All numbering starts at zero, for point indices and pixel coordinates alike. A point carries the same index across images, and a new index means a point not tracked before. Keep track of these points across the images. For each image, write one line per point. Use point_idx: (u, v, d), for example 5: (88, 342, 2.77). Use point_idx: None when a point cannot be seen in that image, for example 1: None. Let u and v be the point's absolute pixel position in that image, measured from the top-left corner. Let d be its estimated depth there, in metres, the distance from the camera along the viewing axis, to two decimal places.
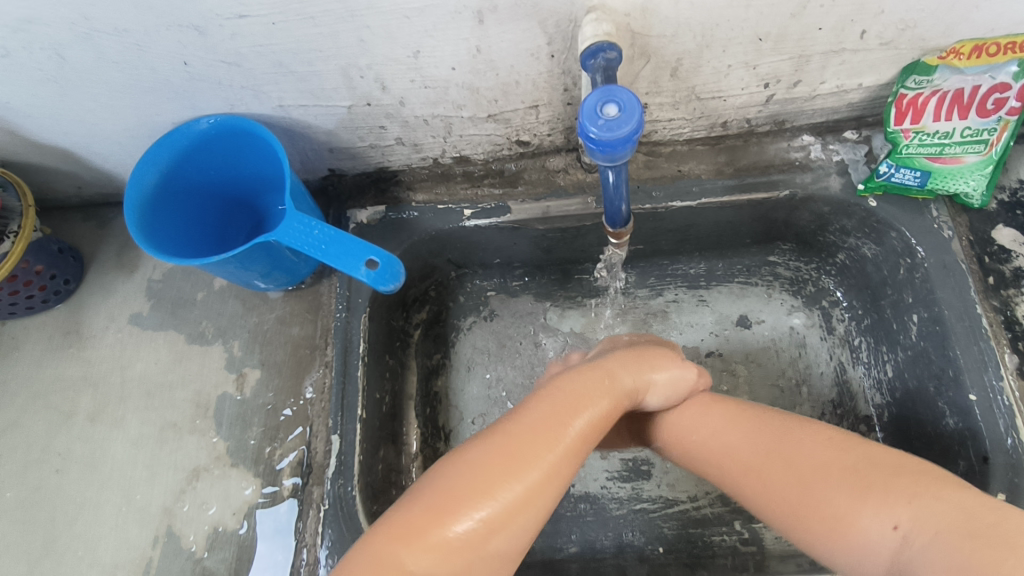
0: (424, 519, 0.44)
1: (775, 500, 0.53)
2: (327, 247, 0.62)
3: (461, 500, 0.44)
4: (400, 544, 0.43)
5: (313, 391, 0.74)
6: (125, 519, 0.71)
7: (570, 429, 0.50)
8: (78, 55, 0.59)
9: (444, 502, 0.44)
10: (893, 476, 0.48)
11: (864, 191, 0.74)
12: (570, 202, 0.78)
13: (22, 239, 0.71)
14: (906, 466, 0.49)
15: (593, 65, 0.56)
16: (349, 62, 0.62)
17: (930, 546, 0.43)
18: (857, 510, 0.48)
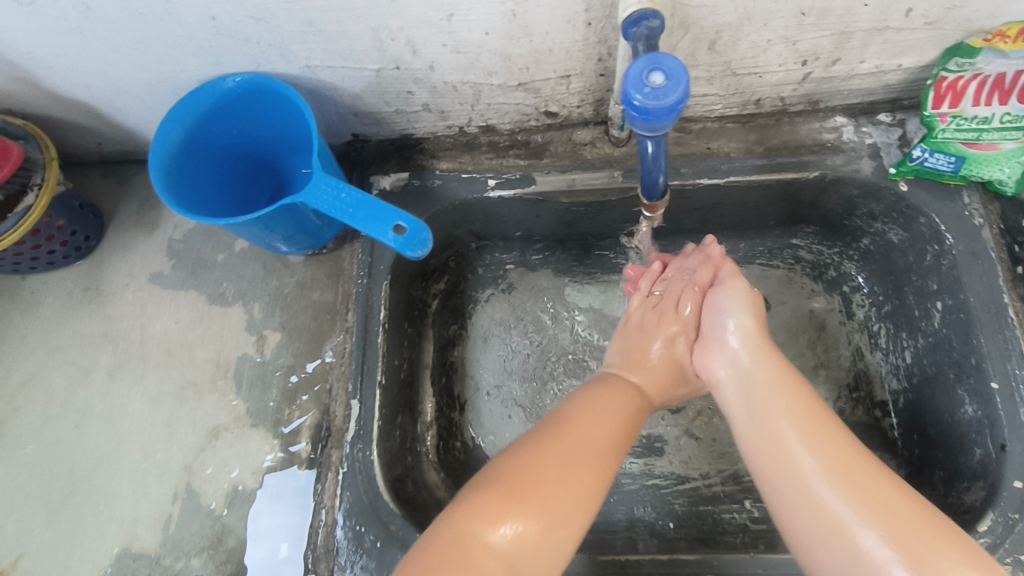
0: (492, 510, 0.51)
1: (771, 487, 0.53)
2: (354, 210, 0.61)
3: (523, 500, 0.51)
4: (473, 529, 0.50)
5: (333, 355, 0.75)
6: (145, 475, 0.72)
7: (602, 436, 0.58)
8: (105, 5, 0.58)
9: (511, 496, 0.51)
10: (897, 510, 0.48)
11: (895, 175, 0.73)
12: (597, 175, 0.77)
13: (45, 192, 0.70)
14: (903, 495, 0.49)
15: (635, 34, 0.54)
16: (382, 22, 0.61)
17: None
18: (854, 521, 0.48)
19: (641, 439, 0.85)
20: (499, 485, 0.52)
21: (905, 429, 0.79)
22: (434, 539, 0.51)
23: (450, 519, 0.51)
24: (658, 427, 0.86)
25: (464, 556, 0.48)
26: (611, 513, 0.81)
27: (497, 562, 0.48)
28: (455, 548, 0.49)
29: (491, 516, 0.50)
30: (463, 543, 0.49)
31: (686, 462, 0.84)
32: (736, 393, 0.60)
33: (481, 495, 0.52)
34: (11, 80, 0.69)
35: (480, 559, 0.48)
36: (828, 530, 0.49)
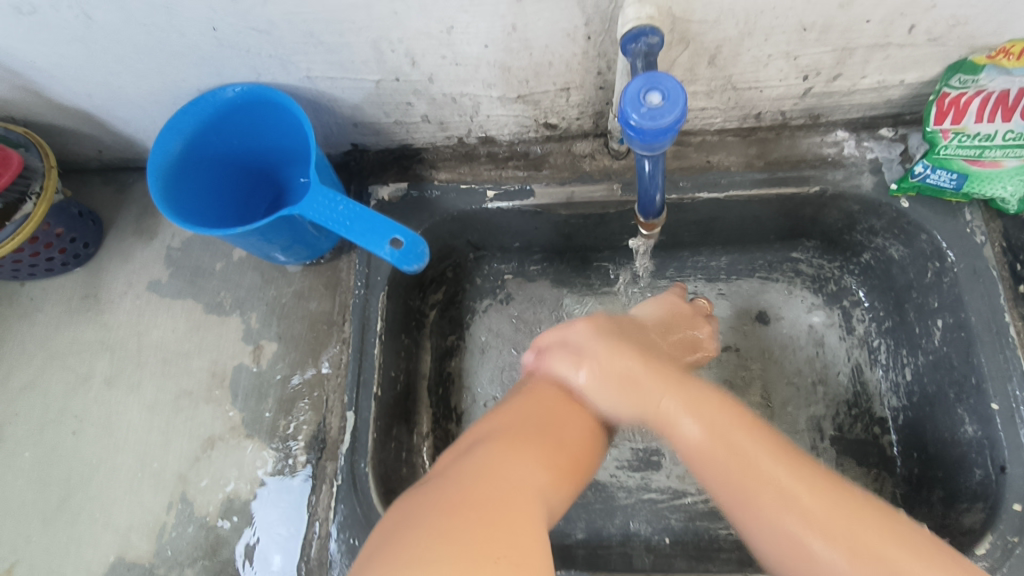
0: (523, 446, 0.49)
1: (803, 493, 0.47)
2: (351, 223, 0.61)
3: (548, 449, 0.50)
4: (506, 457, 0.48)
5: (330, 366, 0.74)
6: (140, 483, 0.72)
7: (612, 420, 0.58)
8: (105, 15, 0.58)
9: (537, 442, 0.50)
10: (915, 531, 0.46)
11: (897, 191, 0.73)
12: (596, 188, 0.77)
13: (44, 200, 0.70)
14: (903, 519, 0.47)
15: (634, 51, 0.53)
16: (381, 34, 0.60)
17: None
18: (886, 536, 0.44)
19: (637, 453, 0.85)
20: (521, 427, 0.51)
21: (904, 446, 0.78)
22: (454, 475, 0.46)
23: (489, 450, 0.48)
24: (655, 441, 0.85)
25: (496, 480, 0.45)
26: (607, 527, 0.81)
27: (536, 488, 0.46)
28: (492, 473, 0.46)
29: (524, 452, 0.48)
30: (497, 471, 0.46)
31: (683, 476, 0.83)
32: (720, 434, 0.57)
33: (509, 434, 0.50)
34: (11, 89, 0.69)
35: (521, 486, 0.45)
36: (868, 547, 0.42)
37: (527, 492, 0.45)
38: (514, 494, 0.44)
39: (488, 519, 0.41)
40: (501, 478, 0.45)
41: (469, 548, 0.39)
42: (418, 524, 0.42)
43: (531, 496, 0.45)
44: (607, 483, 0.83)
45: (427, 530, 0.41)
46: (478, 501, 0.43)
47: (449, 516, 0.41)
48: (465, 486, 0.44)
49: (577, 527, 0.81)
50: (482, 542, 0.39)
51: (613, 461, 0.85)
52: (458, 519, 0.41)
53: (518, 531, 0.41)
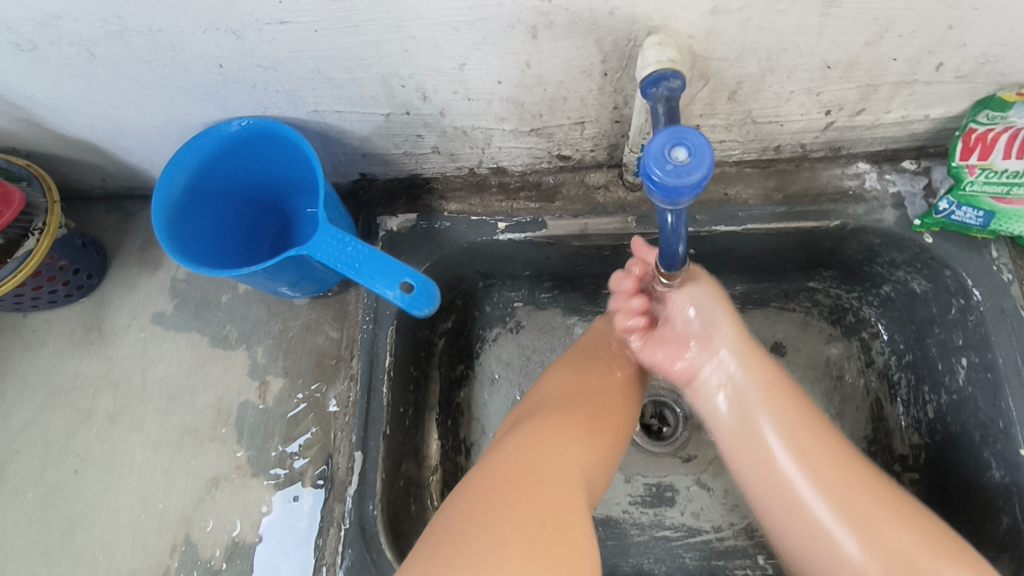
0: (541, 436, 0.59)
1: (767, 483, 0.60)
2: (360, 265, 0.60)
3: (566, 438, 0.59)
4: (534, 449, 0.57)
5: (338, 405, 0.73)
6: (143, 524, 0.71)
7: (618, 404, 0.67)
8: (110, 52, 0.56)
9: (550, 433, 0.59)
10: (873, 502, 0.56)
11: (920, 227, 0.71)
12: (610, 220, 0.75)
13: (47, 237, 0.69)
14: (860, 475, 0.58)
15: (655, 95, 0.51)
16: (391, 71, 0.59)
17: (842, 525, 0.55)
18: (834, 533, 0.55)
19: (650, 488, 0.82)
20: (540, 425, 0.60)
21: (926, 486, 0.76)
22: (484, 472, 0.55)
23: (517, 445, 0.58)
24: (669, 475, 0.83)
25: (525, 473, 0.54)
26: (620, 566, 0.79)
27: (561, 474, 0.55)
28: (525, 462, 0.55)
29: (549, 443, 0.58)
30: (525, 462, 0.55)
31: (698, 513, 0.81)
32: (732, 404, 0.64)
33: (530, 432, 0.59)
34: (14, 121, 0.68)
35: (553, 468, 0.55)
36: (780, 499, 0.59)
37: (556, 476, 0.55)
38: (545, 483, 0.53)
39: (522, 500, 0.51)
40: (530, 466, 0.55)
41: (506, 527, 0.49)
42: (453, 521, 0.51)
43: (560, 484, 0.54)
44: (620, 519, 0.81)
45: (468, 518, 0.50)
46: (513, 486, 0.52)
47: (484, 505, 0.51)
48: (499, 477, 0.54)
49: None
50: (513, 523, 0.49)
51: (626, 496, 0.82)
52: (493, 502, 0.51)
53: (562, 519, 0.51)
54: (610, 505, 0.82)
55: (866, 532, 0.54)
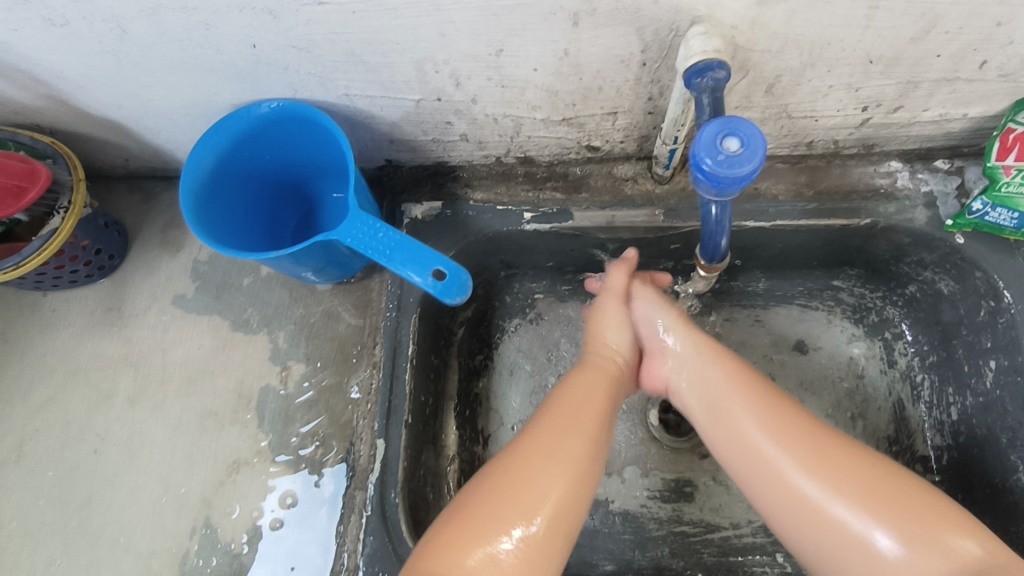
0: (474, 520, 0.54)
1: (774, 487, 0.57)
2: (392, 252, 0.59)
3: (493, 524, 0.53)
4: (465, 530, 0.54)
5: (360, 392, 0.72)
6: (162, 507, 0.70)
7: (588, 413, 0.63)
8: (141, 30, 0.55)
9: (465, 526, 0.54)
10: (846, 480, 0.54)
11: (953, 227, 0.70)
12: (637, 213, 0.75)
13: (71, 215, 0.68)
14: (824, 454, 0.56)
15: (699, 85, 0.51)
16: (425, 56, 0.58)
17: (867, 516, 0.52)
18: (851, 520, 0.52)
19: (669, 483, 0.82)
20: (470, 515, 0.55)
21: (948, 487, 0.76)
22: (448, 521, 0.55)
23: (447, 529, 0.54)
24: (688, 471, 0.83)
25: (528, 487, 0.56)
26: (638, 560, 0.78)
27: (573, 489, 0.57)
28: (464, 523, 0.54)
29: (486, 536, 0.53)
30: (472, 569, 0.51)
31: (717, 509, 0.81)
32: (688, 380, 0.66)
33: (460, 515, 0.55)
34: (40, 98, 0.67)
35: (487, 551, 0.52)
36: (778, 478, 0.56)
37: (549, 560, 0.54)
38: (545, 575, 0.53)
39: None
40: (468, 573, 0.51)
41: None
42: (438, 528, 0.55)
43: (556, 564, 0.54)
44: (638, 513, 0.81)
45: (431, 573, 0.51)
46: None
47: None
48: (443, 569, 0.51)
49: (607, 559, 0.78)
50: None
51: (645, 490, 0.82)
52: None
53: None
54: (627, 499, 0.82)
55: (883, 515, 0.52)
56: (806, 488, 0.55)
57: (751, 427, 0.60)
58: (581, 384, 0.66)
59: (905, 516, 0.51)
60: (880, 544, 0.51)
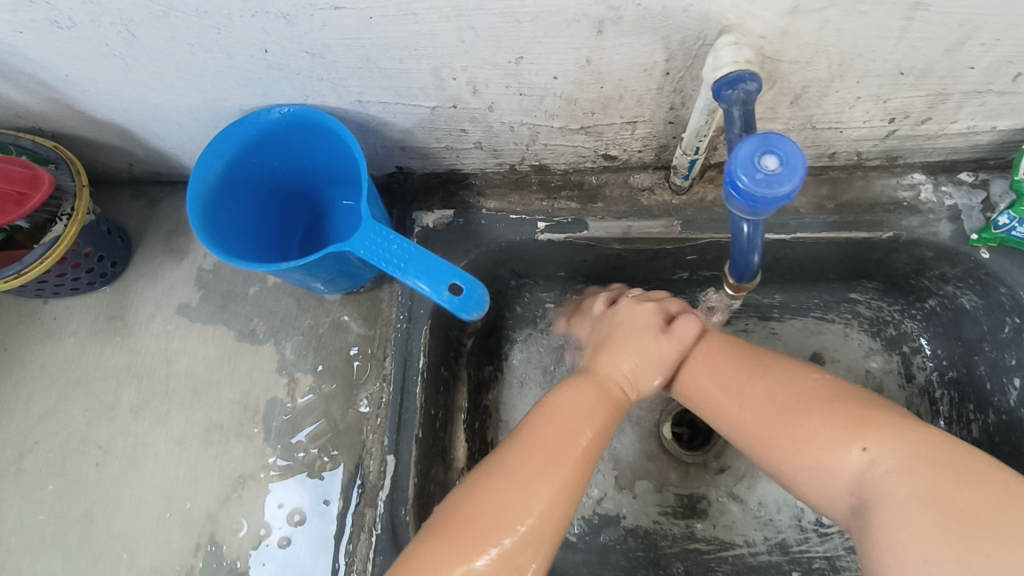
0: None
1: (760, 441, 0.55)
2: (406, 265, 0.57)
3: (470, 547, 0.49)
4: None
5: (369, 406, 0.71)
6: (166, 522, 0.68)
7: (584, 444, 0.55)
8: (150, 33, 0.54)
9: None
10: (865, 409, 0.52)
11: (977, 241, 0.68)
12: (654, 223, 0.73)
13: (74, 222, 0.66)
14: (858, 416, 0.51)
15: (730, 97, 0.49)
16: (442, 62, 0.56)
17: (893, 468, 0.47)
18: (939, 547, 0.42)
19: (683, 499, 0.81)
20: None
21: None
22: None
23: None
24: (701, 487, 0.81)
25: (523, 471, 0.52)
26: None
27: (601, 425, 0.57)
28: None
29: None
30: None
31: (732, 527, 0.79)
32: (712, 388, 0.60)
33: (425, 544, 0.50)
34: (43, 101, 0.65)
35: None
36: (826, 462, 0.51)
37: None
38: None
39: None
40: None
41: None
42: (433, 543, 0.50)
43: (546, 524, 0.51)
44: (651, 530, 0.79)
45: None
46: None
47: None
48: None
49: None
50: None
51: (658, 506, 0.80)
52: None
53: None
54: (639, 515, 0.80)
55: (919, 470, 0.46)
56: (800, 450, 0.52)
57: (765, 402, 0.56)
58: (564, 400, 0.58)
59: (986, 499, 0.43)
60: (862, 457, 0.49)
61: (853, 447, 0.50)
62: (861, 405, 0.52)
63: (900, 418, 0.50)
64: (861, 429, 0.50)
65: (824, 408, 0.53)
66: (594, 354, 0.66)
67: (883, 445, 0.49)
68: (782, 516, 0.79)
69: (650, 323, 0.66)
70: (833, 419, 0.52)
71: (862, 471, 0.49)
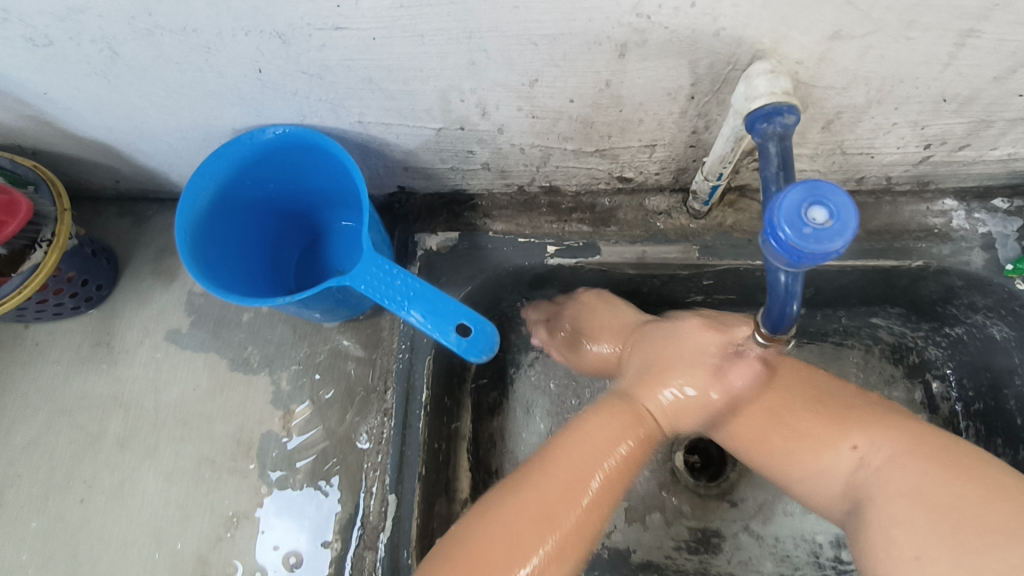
0: None
1: (768, 448, 0.58)
2: (410, 302, 0.54)
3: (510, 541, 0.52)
4: None
5: (369, 442, 0.67)
6: (154, 564, 0.65)
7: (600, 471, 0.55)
8: (134, 52, 0.49)
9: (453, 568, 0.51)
10: (851, 406, 0.56)
11: (1013, 272, 0.65)
12: (670, 249, 0.69)
13: (56, 248, 0.62)
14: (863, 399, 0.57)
15: (766, 131, 0.45)
16: (450, 84, 0.52)
17: (886, 459, 0.50)
18: (909, 467, 0.48)
19: (695, 533, 0.77)
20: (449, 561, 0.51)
21: None
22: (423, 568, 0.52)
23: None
24: (715, 521, 0.78)
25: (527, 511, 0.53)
26: None
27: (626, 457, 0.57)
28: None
29: None
30: None
31: (747, 563, 0.76)
32: (754, 423, 0.59)
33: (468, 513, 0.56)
34: (21, 118, 0.61)
35: None
36: (816, 464, 0.54)
37: None
38: None
39: None
40: None
41: None
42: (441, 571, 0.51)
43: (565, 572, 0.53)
44: (662, 566, 0.76)
45: None
46: None
47: None
48: None
49: None
50: None
51: (670, 541, 0.77)
52: None
53: None
54: (651, 549, 0.77)
55: (901, 445, 0.50)
56: (799, 445, 0.56)
57: (789, 394, 0.58)
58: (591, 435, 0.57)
59: (984, 490, 0.45)
60: (854, 452, 0.52)
61: (842, 446, 0.53)
62: (846, 403, 0.56)
63: (886, 413, 0.54)
64: (850, 426, 0.54)
65: (813, 408, 0.57)
66: (635, 378, 0.62)
67: (870, 442, 0.52)
68: (798, 553, 0.76)
69: (699, 355, 0.60)
70: (813, 421, 0.56)
71: (853, 471, 0.52)
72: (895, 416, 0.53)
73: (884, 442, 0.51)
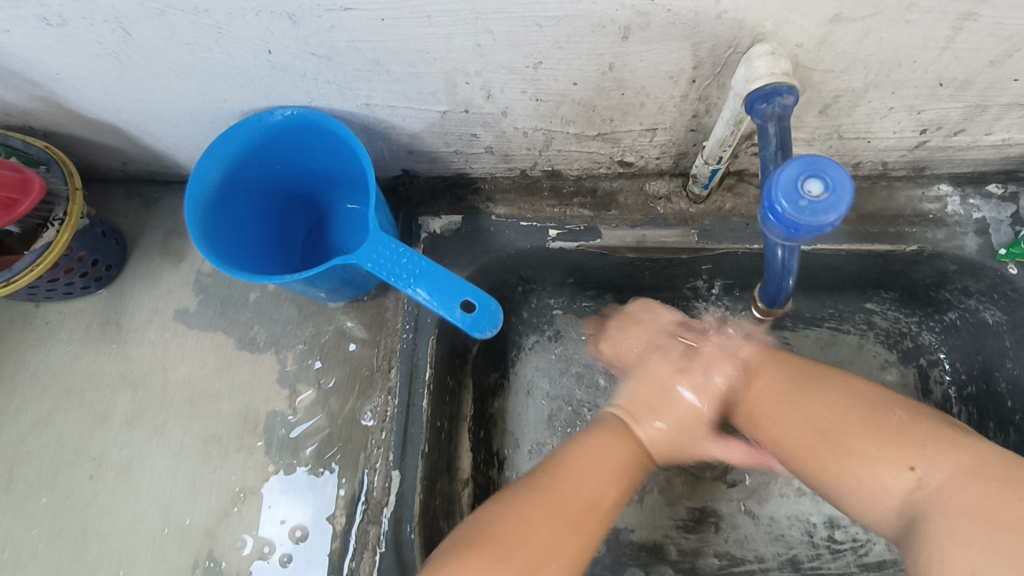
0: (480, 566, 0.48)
1: (822, 461, 0.55)
2: (416, 279, 0.55)
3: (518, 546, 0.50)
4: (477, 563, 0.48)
5: (373, 419, 0.68)
6: (163, 539, 0.66)
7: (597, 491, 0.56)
8: (147, 32, 0.50)
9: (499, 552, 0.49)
10: (909, 425, 0.52)
11: (1006, 257, 0.66)
12: (669, 233, 0.70)
13: (67, 227, 0.63)
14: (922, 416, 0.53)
15: (765, 112, 0.47)
16: (457, 66, 0.53)
17: (944, 481, 0.48)
18: (960, 482, 0.47)
19: (693, 513, 0.79)
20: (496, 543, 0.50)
21: None
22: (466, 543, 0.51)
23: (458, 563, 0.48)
24: (711, 501, 0.79)
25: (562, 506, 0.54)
26: None
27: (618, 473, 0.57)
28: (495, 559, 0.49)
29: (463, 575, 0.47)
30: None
31: (743, 541, 0.77)
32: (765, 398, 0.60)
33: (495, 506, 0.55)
34: (33, 100, 0.62)
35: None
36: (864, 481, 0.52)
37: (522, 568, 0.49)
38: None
39: None
40: None
41: None
42: (466, 555, 0.49)
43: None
44: (660, 545, 0.77)
45: None
46: None
47: None
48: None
49: None
50: None
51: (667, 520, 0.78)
52: None
53: None
54: (649, 529, 0.78)
55: (951, 462, 0.48)
56: (840, 459, 0.53)
57: (832, 401, 0.56)
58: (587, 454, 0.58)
59: None
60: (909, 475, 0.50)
61: (899, 466, 0.51)
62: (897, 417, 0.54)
63: (944, 432, 0.51)
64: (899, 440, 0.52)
65: (869, 419, 0.54)
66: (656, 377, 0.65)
67: (929, 463, 0.49)
68: (793, 532, 0.77)
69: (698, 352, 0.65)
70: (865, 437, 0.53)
71: (910, 491, 0.50)
72: (962, 439, 0.50)
73: (945, 466, 0.49)
